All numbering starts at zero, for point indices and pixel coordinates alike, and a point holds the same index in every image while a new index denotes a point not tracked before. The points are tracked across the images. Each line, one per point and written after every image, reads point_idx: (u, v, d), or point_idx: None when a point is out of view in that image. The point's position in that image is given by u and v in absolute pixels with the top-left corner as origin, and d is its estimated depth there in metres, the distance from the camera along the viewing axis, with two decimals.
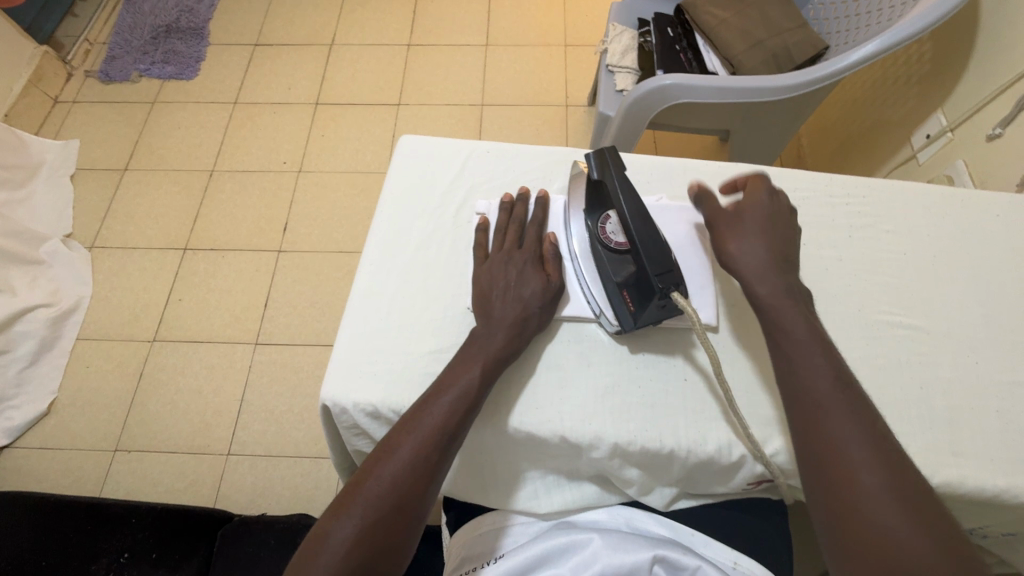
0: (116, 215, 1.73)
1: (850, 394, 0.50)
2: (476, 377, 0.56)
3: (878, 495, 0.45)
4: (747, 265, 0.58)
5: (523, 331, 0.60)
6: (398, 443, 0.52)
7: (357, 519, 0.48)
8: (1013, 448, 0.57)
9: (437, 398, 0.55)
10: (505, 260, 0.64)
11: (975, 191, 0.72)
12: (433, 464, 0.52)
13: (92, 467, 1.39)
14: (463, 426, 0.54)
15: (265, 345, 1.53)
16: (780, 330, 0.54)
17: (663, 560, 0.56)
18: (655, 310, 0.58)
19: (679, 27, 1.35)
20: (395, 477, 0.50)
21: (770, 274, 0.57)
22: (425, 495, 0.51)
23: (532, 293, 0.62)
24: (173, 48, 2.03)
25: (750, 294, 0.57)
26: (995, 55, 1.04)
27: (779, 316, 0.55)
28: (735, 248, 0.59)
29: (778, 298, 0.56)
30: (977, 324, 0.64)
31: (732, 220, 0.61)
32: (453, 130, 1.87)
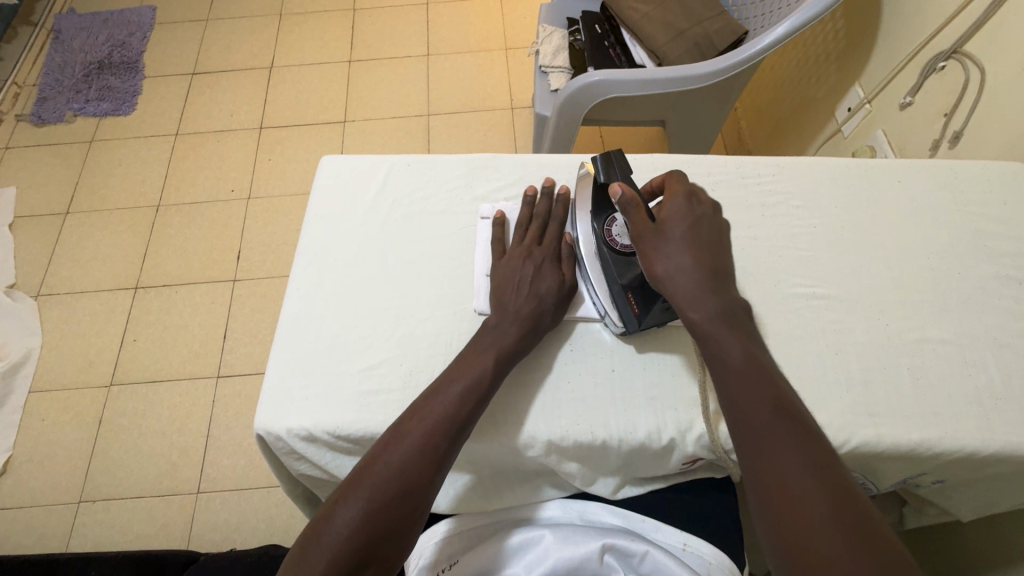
0: (61, 260, 1.68)
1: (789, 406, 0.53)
2: (488, 367, 0.57)
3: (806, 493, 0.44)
4: (679, 290, 0.56)
5: (537, 326, 0.61)
6: (409, 428, 0.53)
7: (361, 502, 0.48)
8: (926, 402, 0.59)
9: (448, 386, 0.56)
10: (524, 255, 0.66)
11: (875, 160, 0.76)
12: (440, 451, 0.52)
13: (57, 522, 1.34)
14: (473, 415, 0.55)
15: (227, 377, 1.51)
16: (720, 357, 0.53)
17: (612, 548, 0.58)
18: (660, 313, 0.62)
19: (605, 24, 1.38)
20: (403, 461, 0.50)
21: (705, 298, 0.55)
22: (431, 481, 0.51)
23: (550, 289, 0.63)
24: (107, 84, 1.98)
25: (687, 321, 0.56)
26: (898, 29, 1.09)
27: (717, 342, 0.53)
28: (663, 274, 0.57)
29: (716, 325, 0.54)
30: (888, 287, 0.67)
31: (654, 240, 0.58)
32: (401, 142, 1.87)
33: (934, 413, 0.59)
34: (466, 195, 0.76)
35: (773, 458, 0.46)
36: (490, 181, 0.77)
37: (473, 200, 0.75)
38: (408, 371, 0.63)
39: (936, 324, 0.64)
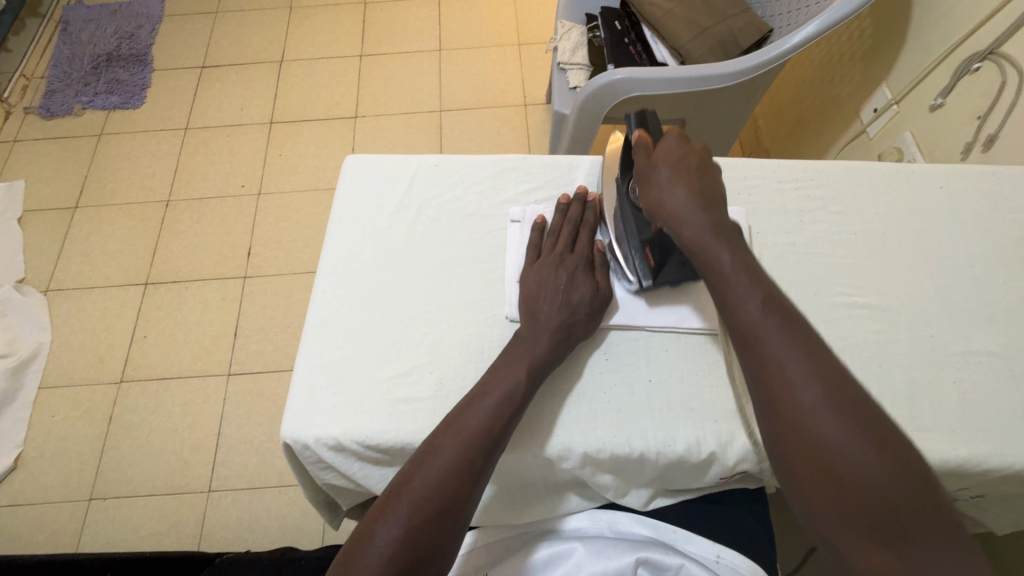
0: (70, 255, 1.67)
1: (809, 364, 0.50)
2: (520, 380, 0.56)
3: (820, 415, 0.45)
4: (669, 211, 0.58)
5: (570, 336, 0.60)
6: (444, 443, 0.51)
7: (401, 519, 0.47)
8: (972, 416, 0.58)
9: (482, 399, 0.54)
10: (556, 264, 0.65)
11: (915, 165, 0.74)
12: (477, 465, 0.50)
13: (68, 519, 1.34)
14: (507, 428, 0.53)
15: (238, 375, 1.50)
16: (714, 273, 0.55)
17: (647, 562, 0.57)
18: (675, 267, 0.64)
19: (626, 20, 1.35)
20: (440, 476, 0.49)
21: (693, 214, 0.57)
22: (469, 497, 0.50)
23: (584, 297, 0.62)
24: (116, 77, 1.96)
25: (679, 240, 0.58)
26: (930, 28, 1.06)
27: (710, 259, 0.55)
28: (656, 198, 0.60)
29: (704, 236, 0.56)
30: (930, 297, 0.65)
31: (648, 170, 0.62)
32: (413, 139, 1.85)
33: (981, 428, 0.57)
34: (494, 197, 0.74)
35: (787, 390, 0.47)
36: (519, 183, 0.75)
37: (501, 204, 0.74)
38: (438, 380, 0.61)
39: (981, 335, 0.62)
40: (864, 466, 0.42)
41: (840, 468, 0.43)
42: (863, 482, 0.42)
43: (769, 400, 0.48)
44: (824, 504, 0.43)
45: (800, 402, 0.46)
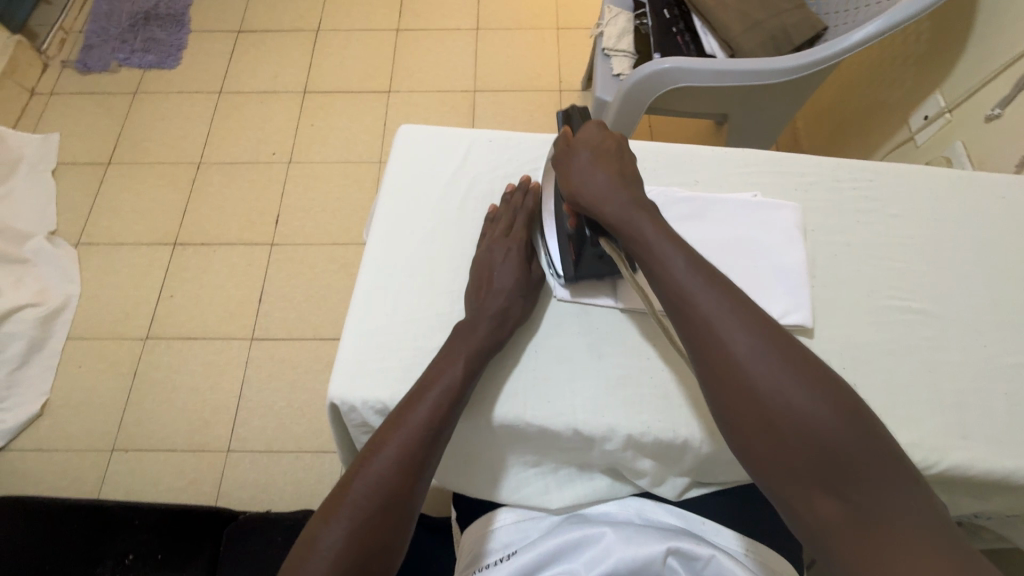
0: (101, 210, 1.69)
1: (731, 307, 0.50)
2: (457, 376, 0.55)
3: (755, 366, 0.47)
4: (591, 194, 0.59)
5: (506, 321, 0.60)
6: (384, 441, 0.52)
7: (344, 522, 0.48)
8: (1020, 430, 0.57)
9: (422, 393, 0.54)
10: (490, 249, 0.65)
11: (976, 173, 0.73)
12: (418, 458, 0.51)
13: (91, 467, 1.37)
14: (450, 419, 0.54)
15: (261, 340, 1.51)
16: (635, 239, 0.56)
17: (677, 552, 0.56)
18: (593, 260, 0.63)
19: (675, 9, 1.33)
20: (382, 475, 0.50)
21: (615, 194, 0.58)
22: (413, 490, 0.51)
23: (515, 281, 0.62)
24: (152, 36, 1.96)
25: (603, 217, 0.58)
26: (992, 37, 1.04)
27: (631, 229, 0.56)
28: (577, 182, 0.60)
29: (625, 212, 0.57)
30: (985, 307, 0.64)
31: (565, 154, 0.63)
32: (445, 117, 1.84)
33: None
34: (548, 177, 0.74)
35: (718, 347, 0.48)
36: None
37: None
38: None
39: None
40: (807, 416, 0.44)
41: (780, 422, 0.45)
42: (798, 424, 0.44)
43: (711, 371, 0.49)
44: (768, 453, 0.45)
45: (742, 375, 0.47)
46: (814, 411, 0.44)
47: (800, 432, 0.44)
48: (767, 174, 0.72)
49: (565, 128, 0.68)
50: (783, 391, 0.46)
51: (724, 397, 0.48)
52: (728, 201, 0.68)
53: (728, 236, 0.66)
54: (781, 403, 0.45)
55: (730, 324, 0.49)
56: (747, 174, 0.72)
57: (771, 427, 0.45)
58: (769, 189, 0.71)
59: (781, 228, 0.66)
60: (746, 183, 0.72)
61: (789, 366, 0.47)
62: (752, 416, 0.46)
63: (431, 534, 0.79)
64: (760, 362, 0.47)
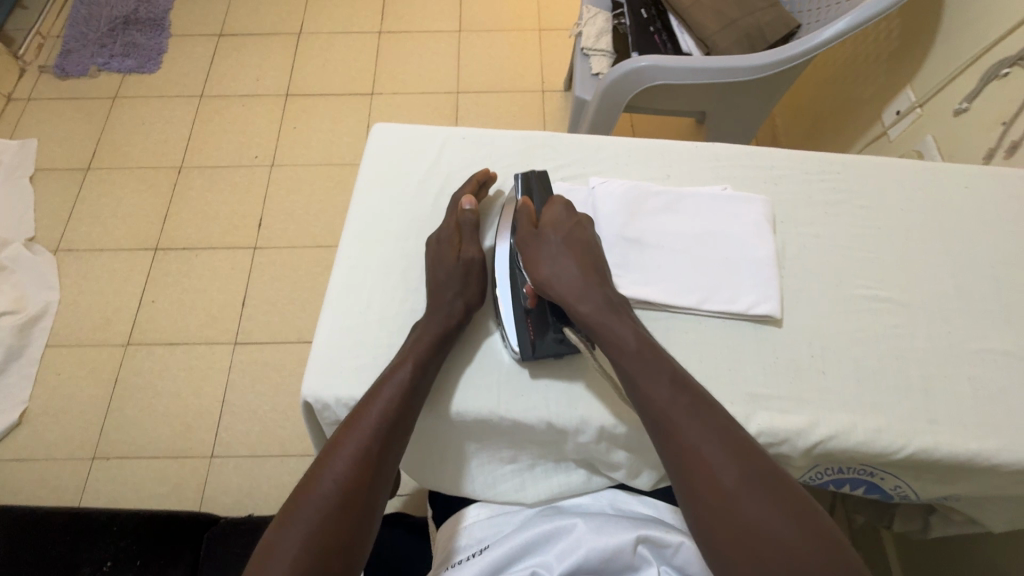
0: (81, 216, 1.67)
1: (713, 424, 0.51)
2: (409, 373, 0.55)
3: (743, 493, 0.47)
4: (563, 290, 0.59)
5: (449, 313, 0.60)
6: (343, 440, 0.52)
7: (302, 524, 0.48)
8: (983, 413, 0.58)
9: (379, 392, 0.55)
10: (438, 240, 0.66)
11: (941, 164, 0.74)
12: (375, 455, 0.52)
13: (70, 476, 1.35)
14: (408, 415, 0.54)
15: (244, 345, 1.50)
16: (612, 343, 0.56)
17: (646, 540, 0.57)
18: (553, 342, 0.61)
19: (652, 8, 1.34)
20: (339, 476, 0.50)
21: (590, 292, 0.59)
22: (371, 488, 0.51)
23: (449, 271, 0.63)
24: (132, 40, 1.94)
25: (577, 314, 0.58)
26: (960, 32, 1.06)
27: (608, 331, 0.57)
28: (549, 273, 0.60)
29: (599, 314, 0.57)
30: (949, 295, 0.65)
31: (535, 240, 0.63)
32: (428, 119, 1.84)
33: (989, 425, 0.58)
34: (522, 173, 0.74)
35: (706, 468, 0.49)
36: (546, 160, 0.75)
37: None
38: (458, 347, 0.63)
39: (997, 335, 0.63)
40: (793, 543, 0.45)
41: (777, 557, 0.44)
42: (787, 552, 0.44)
43: (695, 497, 0.49)
44: None
45: (721, 488, 0.48)
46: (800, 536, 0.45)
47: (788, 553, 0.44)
48: (736, 168, 0.73)
49: (526, 199, 0.67)
50: (773, 521, 0.46)
51: (719, 537, 0.47)
52: (699, 195, 0.69)
53: (699, 229, 0.66)
54: (769, 531, 0.45)
55: (707, 431, 0.50)
56: (717, 168, 0.73)
57: (759, 557, 0.45)
58: (739, 182, 0.72)
59: (750, 220, 0.67)
60: (715, 176, 0.73)
61: (774, 492, 0.47)
62: (741, 548, 0.46)
63: (412, 534, 0.79)
64: (747, 491, 0.47)
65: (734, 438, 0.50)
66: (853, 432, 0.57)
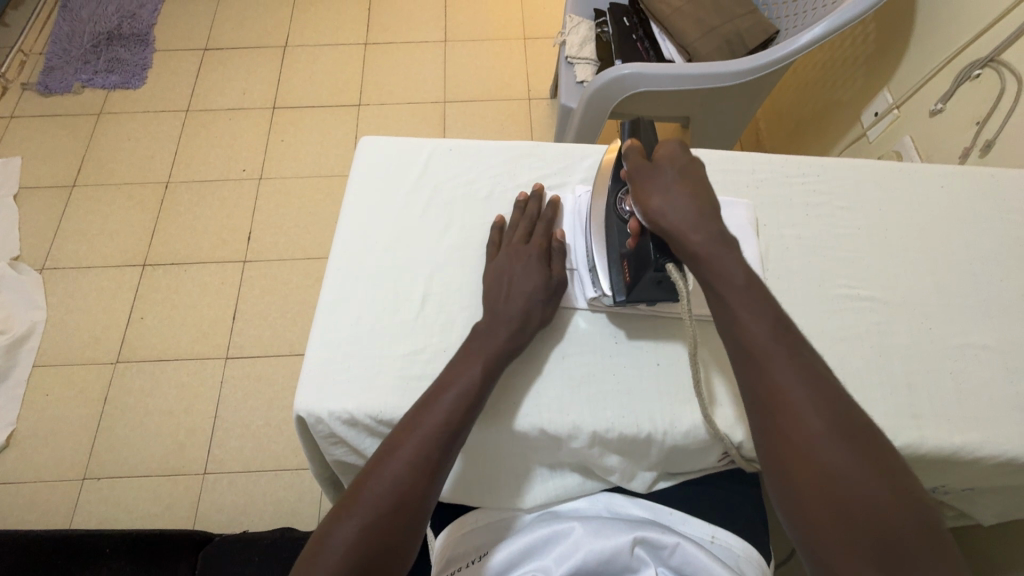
0: (67, 233, 1.65)
1: (806, 369, 0.49)
2: (474, 377, 0.56)
3: (829, 441, 0.46)
4: (674, 222, 0.56)
5: (524, 320, 0.61)
6: (401, 441, 0.52)
7: (357, 519, 0.48)
8: (965, 406, 0.60)
9: (440, 395, 0.55)
10: (514, 253, 0.65)
11: (918, 164, 0.76)
12: (435, 461, 0.52)
13: (61, 497, 1.33)
14: (465, 424, 0.54)
15: (236, 359, 1.49)
16: (721, 280, 0.54)
17: (643, 541, 0.58)
18: (650, 284, 0.60)
19: (634, 16, 1.37)
20: (397, 476, 0.50)
21: (702, 223, 0.55)
22: (426, 494, 0.51)
23: (534, 284, 0.63)
24: (117, 56, 1.94)
25: (688, 245, 0.55)
26: (932, 35, 1.09)
27: (717, 267, 0.54)
28: (659, 205, 0.57)
29: (712, 248, 0.54)
30: (929, 292, 0.67)
31: (647, 172, 0.60)
32: (415, 129, 1.85)
33: (972, 418, 0.59)
34: (509, 182, 0.74)
35: (794, 414, 0.47)
36: (532, 170, 0.76)
37: (515, 190, 0.74)
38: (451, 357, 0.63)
39: (977, 329, 0.65)
40: (874, 497, 0.43)
41: (855, 506, 0.43)
42: (864, 503, 0.43)
43: (776, 435, 0.48)
44: (822, 529, 0.44)
45: (809, 433, 0.46)
46: (882, 493, 0.43)
47: (865, 506, 0.43)
48: (719, 173, 0.74)
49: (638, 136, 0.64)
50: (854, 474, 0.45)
51: (795, 478, 0.46)
52: None
53: None
54: (850, 481, 0.44)
55: (791, 364, 0.49)
56: None
57: (838, 507, 0.44)
58: (723, 187, 0.73)
59: (733, 224, 0.68)
60: None
61: (861, 448, 0.46)
62: (819, 492, 0.44)
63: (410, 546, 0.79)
64: (835, 441, 0.46)
65: (829, 387, 0.49)
66: None
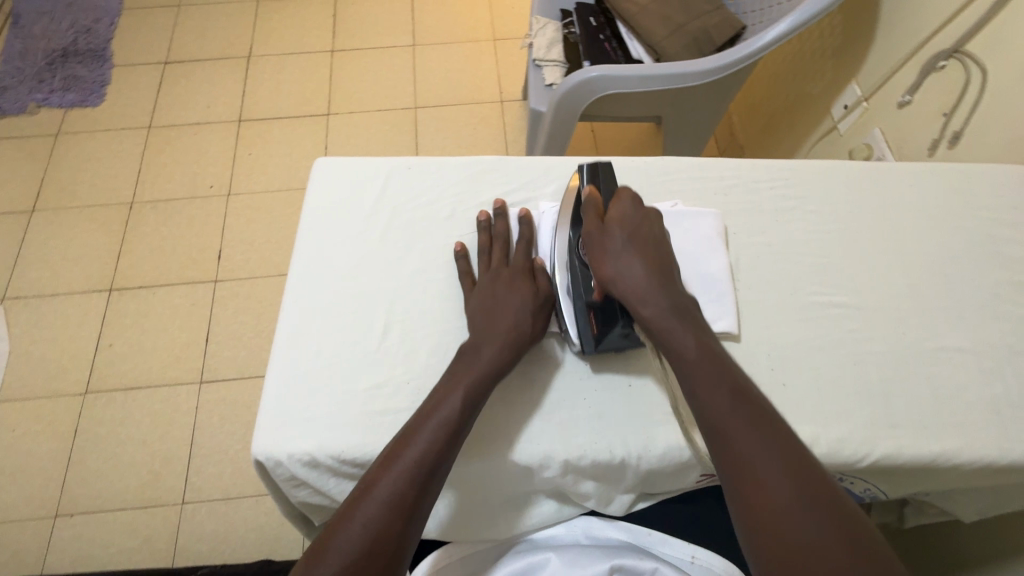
0: (28, 260, 1.59)
1: (757, 418, 0.49)
2: (452, 408, 0.53)
3: (778, 486, 0.45)
4: (629, 287, 0.58)
5: (510, 342, 0.58)
6: (378, 478, 0.49)
7: (330, 569, 0.44)
8: (941, 412, 0.59)
9: (420, 426, 0.52)
10: (493, 280, 0.63)
11: (885, 164, 0.75)
12: (414, 499, 0.48)
13: (32, 537, 1.28)
14: (447, 456, 0.51)
15: (211, 383, 1.45)
16: (671, 347, 0.55)
17: (621, 570, 0.56)
18: (618, 338, 0.61)
19: (601, 17, 1.35)
20: (374, 516, 0.47)
21: (654, 293, 0.57)
22: (406, 534, 0.47)
23: (521, 307, 0.61)
24: (73, 73, 1.87)
25: (640, 316, 0.57)
26: (897, 26, 1.08)
27: (667, 333, 0.56)
28: (613, 270, 0.59)
29: (665, 319, 0.56)
30: (902, 295, 0.66)
31: (601, 234, 0.61)
32: (387, 136, 1.81)
33: (949, 424, 0.58)
34: (472, 200, 0.72)
35: (742, 460, 0.47)
36: (495, 186, 0.74)
37: (478, 208, 0.72)
38: (416, 389, 0.60)
39: (950, 331, 0.64)
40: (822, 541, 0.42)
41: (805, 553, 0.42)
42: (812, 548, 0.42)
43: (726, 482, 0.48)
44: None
45: (757, 477, 0.46)
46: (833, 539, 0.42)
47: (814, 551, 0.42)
48: (686, 181, 0.73)
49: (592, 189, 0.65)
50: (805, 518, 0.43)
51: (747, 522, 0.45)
52: None
53: None
54: (800, 526, 0.43)
55: (742, 418, 0.49)
56: (668, 183, 0.73)
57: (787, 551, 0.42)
58: (690, 196, 0.72)
59: (701, 235, 0.67)
60: (666, 191, 0.72)
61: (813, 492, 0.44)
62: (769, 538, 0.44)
63: None
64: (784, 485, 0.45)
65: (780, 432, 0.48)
66: (816, 444, 0.57)
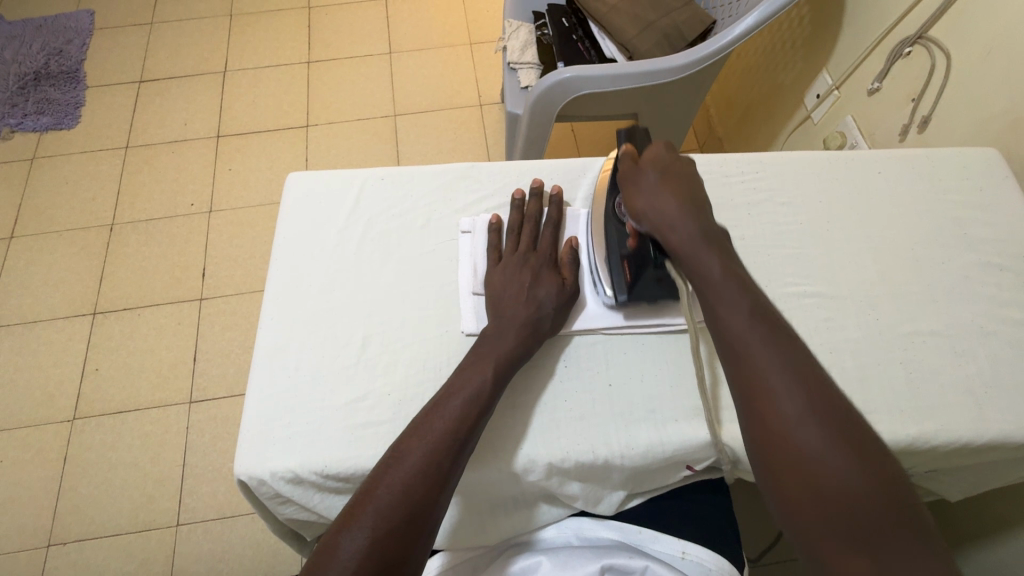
0: (9, 288, 1.57)
1: (780, 351, 0.49)
2: (483, 381, 0.55)
3: (801, 420, 0.45)
4: (659, 216, 0.60)
5: (540, 327, 0.61)
6: (410, 447, 0.51)
7: (367, 529, 0.46)
8: (918, 395, 0.60)
9: (449, 399, 0.54)
10: (521, 263, 0.66)
11: (853, 152, 0.76)
12: (445, 470, 0.50)
13: (25, 567, 1.27)
14: (475, 430, 0.53)
15: (201, 402, 1.44)
16: (700, 273, 0.56)
17: (612, 569, 0.56)
18: (651, 283, 0.63)
19: (573, 17, 1.35)
20: (407, 482, 0.48)
21: (684, 220, 0.59)
22: (438, 503, 0.49)
23: (546, 292, 0.63)
24: (46, 96, 1.84)
25: (669, 243, 0.59)
26: (862, 15, 1.09)
27: (697, 260, 0.57)
28: (644, 204, 0.62)
29: (691, 245, 0.58)
30: (875, 281, 0.67)
31: (633, 173, 0.64)
32: (367, 146, 1.81)
33: (926, 406, 0.59)
34: (445, 208, 0.72)
35: (765, 392, 0.48)
36: (470, 193, 0.74)
37: (452, 215, 0.72)
38: (396, 400, 0.60)
39: (923, 315, 0.65)
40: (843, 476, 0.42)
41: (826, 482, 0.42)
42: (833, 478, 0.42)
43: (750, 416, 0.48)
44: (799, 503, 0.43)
45: (780, 410, 0.46)
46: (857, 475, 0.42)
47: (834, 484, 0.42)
48: None
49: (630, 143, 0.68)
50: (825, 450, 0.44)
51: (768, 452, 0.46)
52: None
53: None
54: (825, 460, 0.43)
55: (765, 352, 0.49)
56: None
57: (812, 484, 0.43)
58: None
59: None
60: None
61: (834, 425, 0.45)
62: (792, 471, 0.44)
63: None
64: (806, 421, 0.45)
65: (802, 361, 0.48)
66: None
